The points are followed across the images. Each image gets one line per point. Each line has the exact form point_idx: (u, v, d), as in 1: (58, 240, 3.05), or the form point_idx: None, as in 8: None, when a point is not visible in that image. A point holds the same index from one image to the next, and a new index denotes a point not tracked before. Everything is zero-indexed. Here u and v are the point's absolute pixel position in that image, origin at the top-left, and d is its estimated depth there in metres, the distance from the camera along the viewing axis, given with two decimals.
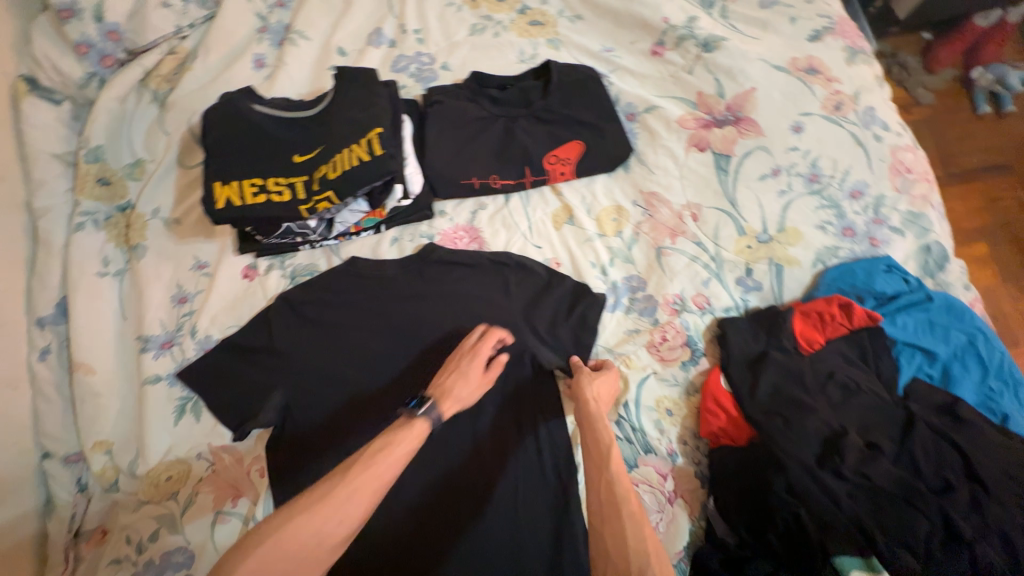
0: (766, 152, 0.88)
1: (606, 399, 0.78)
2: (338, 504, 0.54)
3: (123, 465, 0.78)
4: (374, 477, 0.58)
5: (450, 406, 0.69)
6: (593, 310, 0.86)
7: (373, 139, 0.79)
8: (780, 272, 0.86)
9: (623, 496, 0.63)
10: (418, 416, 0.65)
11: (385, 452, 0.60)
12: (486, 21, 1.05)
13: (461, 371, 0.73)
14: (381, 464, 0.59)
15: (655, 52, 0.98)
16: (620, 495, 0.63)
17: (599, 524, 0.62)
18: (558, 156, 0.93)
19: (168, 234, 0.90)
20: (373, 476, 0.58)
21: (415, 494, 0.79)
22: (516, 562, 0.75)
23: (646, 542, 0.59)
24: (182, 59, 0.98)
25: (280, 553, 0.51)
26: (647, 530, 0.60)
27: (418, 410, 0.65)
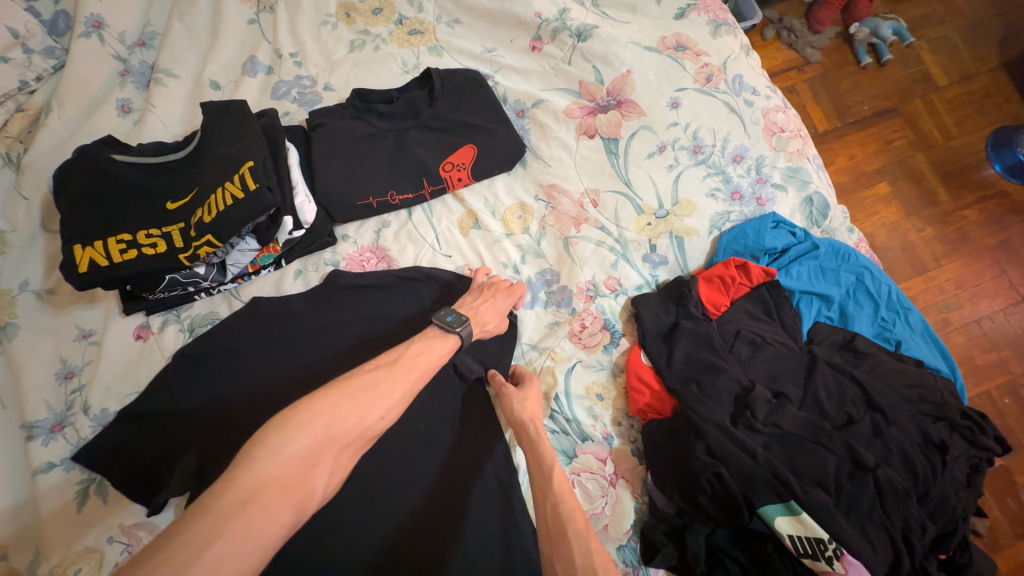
0: (650, 130, 0.90)
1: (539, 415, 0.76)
2: (390, 386, 0.62)
3: (21, 568, 0.71)
4: (419, 371, 0.66)
5: (478, 328, 0.77)
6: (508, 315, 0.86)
7: (245, 173, 0.75)
8: (681, 244, 0.89)
9: (568, 514, 0.61)
10: (454, 332, 0.72)
11: (424, 354, 0.68)
12: (364, 36, 1.02)
13: (492, 299, 0.81)
14: (422, 362, 0.67)
15: (535, 47, 0.98)
16: (566, 514, 0.61)
17: (549, 551, 0.60)
18: (454, 163, 0.92)
19: (43, 308, 0.83)
20: (418, 369, 0.66)
21: (376, 541, 0.73)
22: None
23: (595, 558, 0.57)
24: (33, 115, 0.91)
25: (344, 425, 0.56)
26: (595, 545, 0.58)
27: (456, 326, 0.73)
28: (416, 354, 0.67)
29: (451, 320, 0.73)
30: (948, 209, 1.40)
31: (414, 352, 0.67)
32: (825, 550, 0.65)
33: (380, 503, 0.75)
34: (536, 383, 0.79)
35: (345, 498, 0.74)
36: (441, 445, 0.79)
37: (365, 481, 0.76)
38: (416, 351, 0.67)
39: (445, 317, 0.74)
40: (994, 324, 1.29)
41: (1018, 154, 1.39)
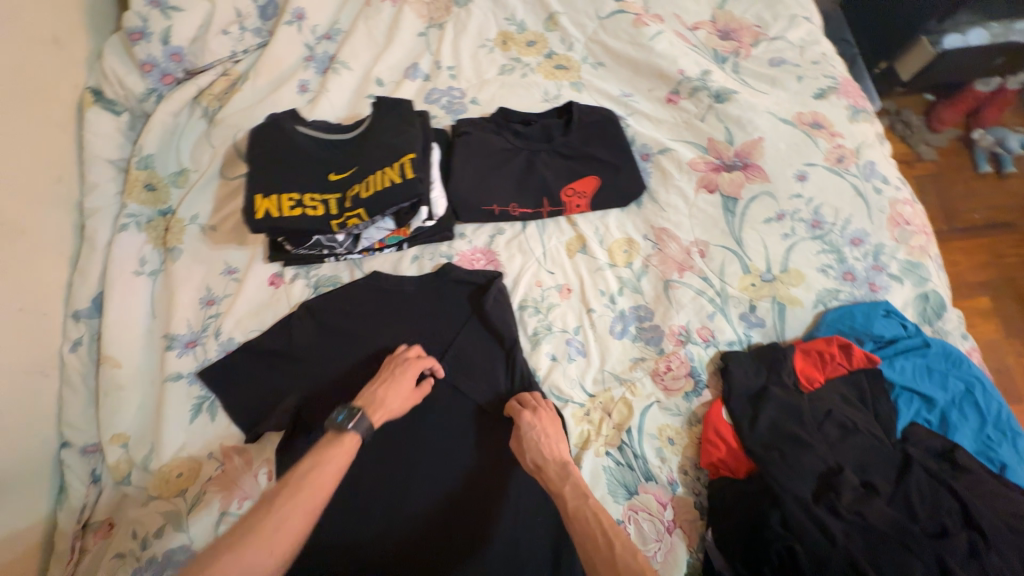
0: (772, 197, 0.92)
1: (554, 441, 0.78)
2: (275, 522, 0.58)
3: (137, 459, 0.80)
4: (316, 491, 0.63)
5: (380, 413, 0.75)
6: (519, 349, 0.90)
7: (406, 163, 0.85)
8: (783, 311, 0.89)
9: (592, 546, 0.64)
10: (348, 431, 0.70)
11: (316, 469, 0.65)
12: (515, 63, 1.13)
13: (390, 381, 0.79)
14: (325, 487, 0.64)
15: (671, 99, 1.04)
16: (591, 546, 0.65)
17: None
18: (575, 189, 0.98)
19: (203, 239, 0.95)
20: (309, 490, 0.62)
21: (438, 498, 0.81)
22: None
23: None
24: (232, 80, 1.06)
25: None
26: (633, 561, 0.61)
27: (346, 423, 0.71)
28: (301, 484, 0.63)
29: (341, 420, 0.71)
30: None
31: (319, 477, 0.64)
32: None
33: (442, 486, 0.82)
34: (528, 417, 0.80)
35: (415, 458, 0.83)
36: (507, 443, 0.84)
37: (439, 463, 0.83)
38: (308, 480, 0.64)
39: (337, 418, 0.71)
40: None
41: None
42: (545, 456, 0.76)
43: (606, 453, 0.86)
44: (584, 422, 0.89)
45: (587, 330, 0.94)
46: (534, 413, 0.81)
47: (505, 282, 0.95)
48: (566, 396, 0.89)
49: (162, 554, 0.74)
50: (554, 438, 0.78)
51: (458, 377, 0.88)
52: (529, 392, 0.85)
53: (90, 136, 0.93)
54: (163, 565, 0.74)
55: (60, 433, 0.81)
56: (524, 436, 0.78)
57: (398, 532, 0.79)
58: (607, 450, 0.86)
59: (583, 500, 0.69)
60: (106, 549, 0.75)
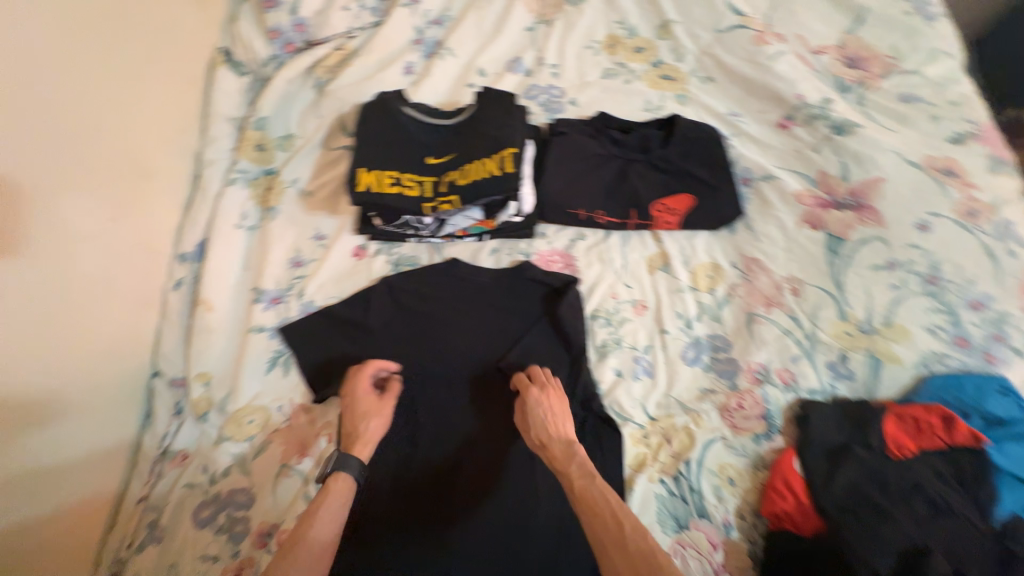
0: (884, 243, 0.85)
1: (560, 420, 0.74)
2: None
3: (216, 399, 0.85)
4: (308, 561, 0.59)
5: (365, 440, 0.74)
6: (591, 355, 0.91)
7: (507, 157, 0.86)
8: (878, 367, 0.82)
9: (595, 528, 0.60)
10: (337, 475, 0.68)
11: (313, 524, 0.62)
12: (620, 68, 1.11)
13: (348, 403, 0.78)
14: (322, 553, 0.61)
15: (782, 124, 0.99)
16: (593, 528, 0.60)
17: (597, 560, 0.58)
18: (666, 205, 0.95)
19: (299, 203, 1.00)
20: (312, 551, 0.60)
21: (485, 496, 0.79)
22: None
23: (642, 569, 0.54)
24: (345, 55, 1.09)
25: None
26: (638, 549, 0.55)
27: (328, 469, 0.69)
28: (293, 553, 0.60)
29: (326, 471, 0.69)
30: None
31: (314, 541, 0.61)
32: None
33: (494, 489, 0.80)
34: (534, 392, 0.78)
35: (469, 450, 0.83)
36: None
37: (494, 464, 0.82)
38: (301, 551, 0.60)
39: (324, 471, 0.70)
40: None
41: None
42: (550, 434, 0.72)
43: (660, 481, 0.83)
44: (642, 444, 0.86)
45: (658, 351, 0.91)
46: (540, 391, 0.79)
47: (580, 288, 0.93)
48: (626, 415, 0.87)
49: (226, 493, 0.79)
50: (560, 416, 0.75)
51: None
52: (537, 366, 0.84)
53: (217, 93, 1.00)
54: (226, 502, 0.78)
55: (154, 363, 0.87)
56: (529, 413, 0.76)
57: (444, 527, 0.77)
58: (661, 477, 0.83)
59: (590, 480, 0.64)
60: (176, 479, 0.81)
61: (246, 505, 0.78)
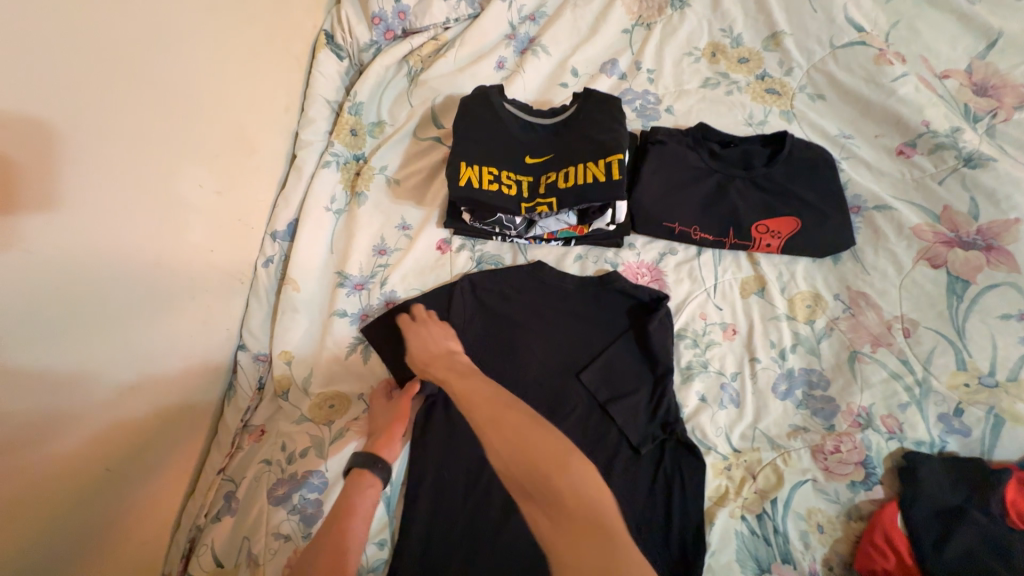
0: (1020, 291, 0.77)
1: (436, 338, 0.83)
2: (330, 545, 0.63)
3: (298, 379, 0.87)
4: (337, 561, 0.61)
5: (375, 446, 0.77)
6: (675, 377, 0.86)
7: (613, 162, 0.82)
8: (999, 426, 0.75)
9: (477, 408, 0.67)
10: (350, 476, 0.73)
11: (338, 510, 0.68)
12: (722, 78, 1.06)
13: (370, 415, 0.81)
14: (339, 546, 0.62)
15: (902, 151, 0.92)
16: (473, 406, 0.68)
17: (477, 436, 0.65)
18: (769, 227, 0.90)
19: (387, 191, 1.00)
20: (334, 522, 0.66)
21: None
22: None
23: (510, 434, 0.62)
24: (439, 46, 1.08)
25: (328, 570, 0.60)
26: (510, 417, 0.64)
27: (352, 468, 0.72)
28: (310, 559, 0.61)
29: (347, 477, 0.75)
30: None
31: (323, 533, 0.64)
32: None
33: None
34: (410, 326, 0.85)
35: None
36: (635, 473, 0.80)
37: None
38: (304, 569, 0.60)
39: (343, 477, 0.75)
40: None
41: None
42: (429, 349, 0.81)
43: (741, 517, 0.79)
44: (723, 476, 0.81)
45: (746, 380, 0.86)
46: (417, 323, 0.85)
47: (669, 305, 0.89)
48: (709, 443, 0.83)
49: (301, 473, 0.79)
50: (438, 337, 0.83)
51: (601, 391, 0.85)
52: (417, 302, 0.88)
53: (317, 75, 1.01)
54: (301, 483, 0.78)
55: (241, 336, 0.89)
56: (416, 339, 0.83)
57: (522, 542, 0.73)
58: (743, 513, 0.79)
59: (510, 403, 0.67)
60: (255, 454, 0.82)
61: (320, 488, 0.78)
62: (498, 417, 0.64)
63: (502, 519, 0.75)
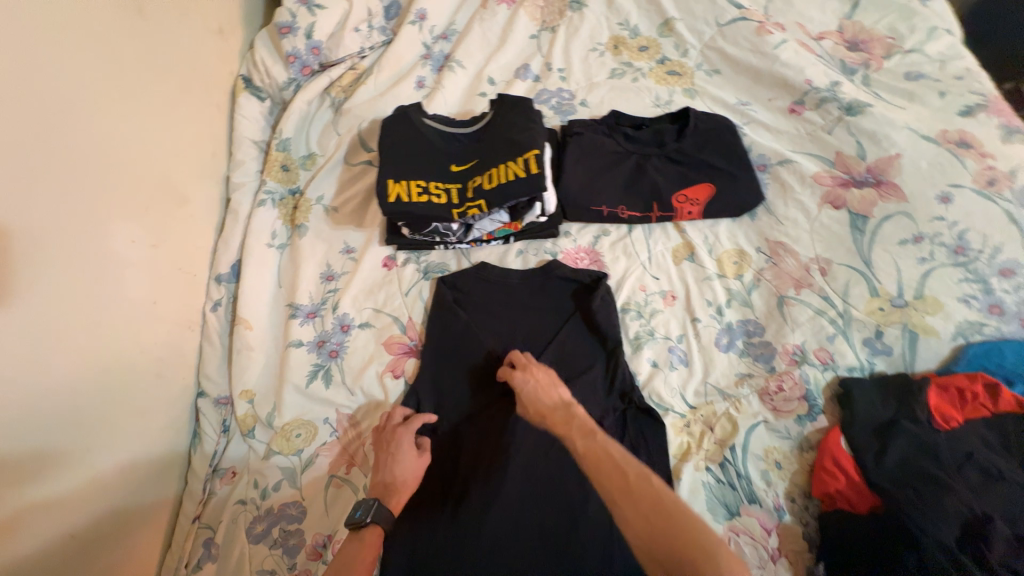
0: (909, 218, 0.86)
1: (553, 390, 0.81)
2: None
3: (262, 416, 0.87)
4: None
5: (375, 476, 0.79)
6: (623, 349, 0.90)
7: (530, 158, 0.87)
8: (914, 340, 0.83)
9: (603, 461, 0.68)
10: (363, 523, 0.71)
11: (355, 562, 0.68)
12: (626, 67, 1.13)
13: (391, 458, 0.79)
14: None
15: (793, 110, 1.01)
16: (599, 460, 0.68)
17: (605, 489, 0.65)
18: (687, 196, 0.97)
19: (326, 219, 1.02)
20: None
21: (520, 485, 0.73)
22: None
23: (633, 491, 0.63)
24: (358, 74, 1.13)
25: None
26: (634, 484, 0.63)
27: (365, 520, 0.71)
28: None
29: (359, 514, 0.72)
30: None
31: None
32: None
33: (552, 495, 0.72)
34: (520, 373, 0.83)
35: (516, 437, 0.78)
36: None
37: (541, 466, 0.74)
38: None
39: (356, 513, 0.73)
40: None
41: None
42: (547, 400, 0.80)
43: (706, 468, 0.83)
44: (684, 434, 0.86)
45: (691, 340, 0.91)
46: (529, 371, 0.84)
47: (609, 283, 0.95)
48: (666, 404, 0.87)
49: (279, 507, 0.80)
50: (549, 384, 0.82)
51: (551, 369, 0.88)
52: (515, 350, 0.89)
53: (240, 119, 1.04)
54: (279, 517, 0.79)
55: (198, 383, 0.89)
56: (523, 393, 0.82)
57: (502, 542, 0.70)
58: (708, 465, 0.84)
59: (592, 438, 0.72)
60: (228, 497, 0.82)
61: (298, 518, 0.79)
62: (621, 477, 0.65)
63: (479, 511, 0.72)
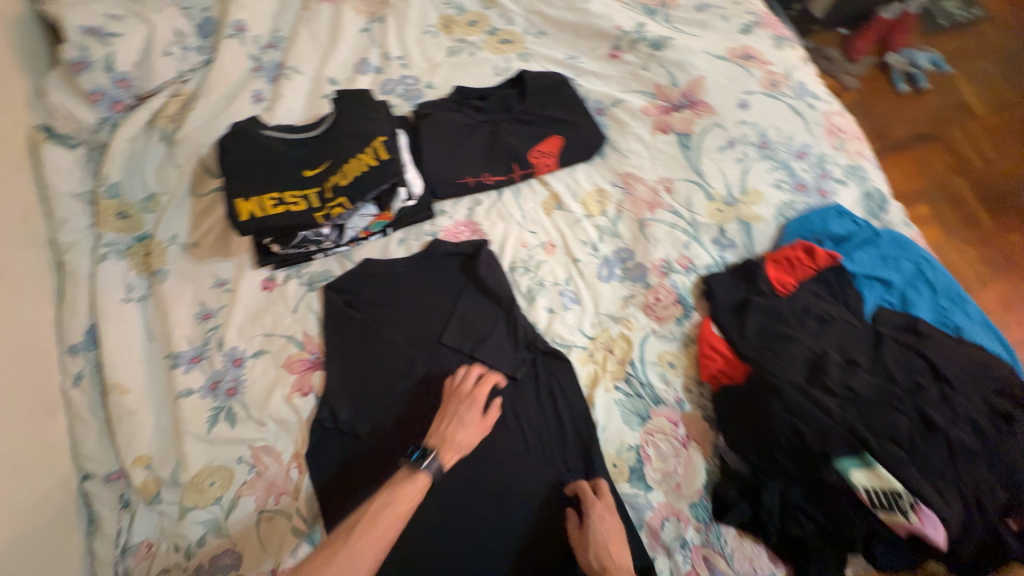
0: (721, 127, 1.00)
1: (623, 549, 0.75)
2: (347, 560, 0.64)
3: (165, 477, 0.81)
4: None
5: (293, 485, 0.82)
6: (518, 305, 0.95)
7: (379, 146, 0.90)
8: (748, 229, 0.97)
9: None
10: (420, 470, 0.73)
11: (391, 508, 0.69)
12: (461, 44, 1.17)
13: (458, 416, 0.81)
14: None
15: (613, 55, 1.11)
16: None
17: None
18: (541, 151, 1.03)
19: (187, 257, 0.96)
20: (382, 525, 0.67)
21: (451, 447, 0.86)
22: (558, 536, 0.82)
23: None
24: (185, 100, 1.05)
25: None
26: None
27: (421, 464, 0.73)
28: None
29: (416, 458, 0.74)
30: (993, 232, 1.43)
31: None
32: (901, 501, 0.69)
33: (481, 471, 0.84)
34: (596, 504, 0.79)
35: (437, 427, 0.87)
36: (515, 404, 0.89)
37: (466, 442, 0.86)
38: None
39: (411, 454, 0.74)
40: None
41: None
42: (613, 559, 0.74)
43: (616, 387, 0.91)
44: (590, 363, 0.93)
45: (577, 280, 0.99)
46: (607, 513, 0.78)
47: (491, 248, 0.99)
48: (569, 342, 0.94)
49: (210, 560, 0.76)
50: (620, 539, 0.76)
51: (456, 341, 0.91)
52: (602, 479, 0.83)
53: (48, 171, 0.91)
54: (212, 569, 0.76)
55: (78, 466, 0.80)
56: (591, 536, 0.76)
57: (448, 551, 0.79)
58: (616, 385, 0.91)
59: None
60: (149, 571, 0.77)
61: (236, 564, 0.77)
62: None
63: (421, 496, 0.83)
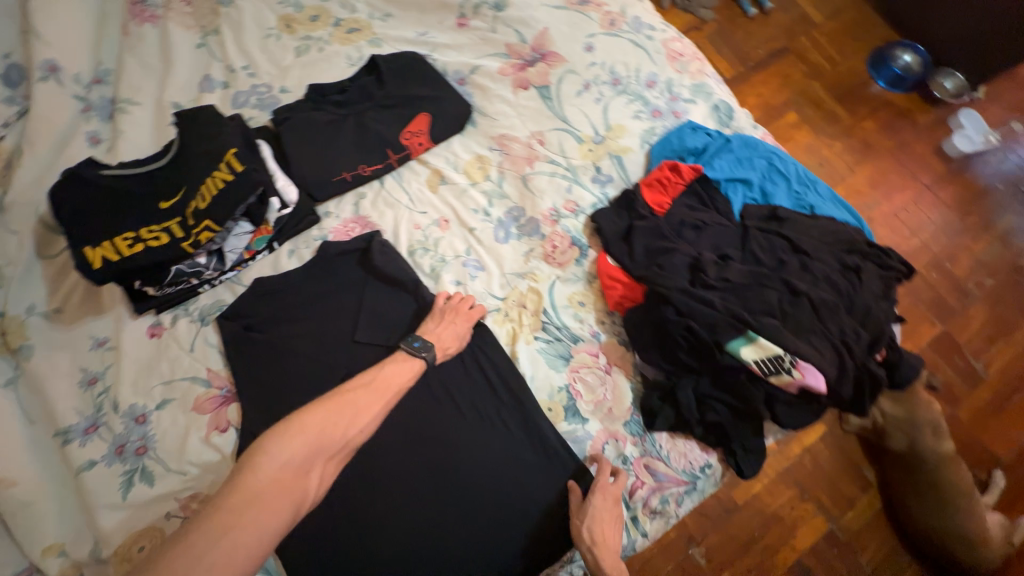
0: (574, 73, 1.05)
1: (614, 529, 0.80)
2: (365, 404, 0.73)
3: (85, 557, 0.76)
4: (324, 438, 0.67)
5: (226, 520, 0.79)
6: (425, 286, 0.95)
7: (231, 160, 0.87)
8: (620, 161, 1.03)
9: None
10: (419, 356, 0.82)
11: (393, 377, 0.78)
12: (307, 41, 1.13)
13: (452, 326, 0.89)
14: (340, 426, 0.69)
15: (461, 23, 1.12)
16: None
17: None
18: (412, 131, 1.03)
19: (52, 326, 0.87)
20: (388, 392, 0.76)
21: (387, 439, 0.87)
22: (511, 497, 0.84)
23: None
24: (6, 159, 0.95)
25: (332, 423, 0.69)
26: None
27: (419, 352, 0.82)
28: (246, 468, 0.62)
29: (415, 346, 0.83)
30: (850, 124, 1.61)
31: (309, 417, 0.68)
32: (784, 363, 0.79)
33: (423, 459, 0.86)
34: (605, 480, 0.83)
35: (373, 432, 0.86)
36: (443, 382, 0.90)
37: (401, 437, 0.87)
38: (271, 452, 0.64)
39: (411, 342, 0.83)
40: (908, 214, 1.49)
41: (893, 69, 1.64)
42: (602, 533, 0.79)
43: (536, 338, 0.94)
44: (507, 322, 0.95)
45: (477, 247, 1.00)
46: (612, 498, 0.82)
47: (385, 237, 0.99)
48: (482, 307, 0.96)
49: None
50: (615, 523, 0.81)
51: (370, 335, 0.90)
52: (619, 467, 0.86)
53: None
54: None
55: None
56: (593, 509, 0.80)
57: (404, 547, 0.81)
58: (536, 336, 0.94)
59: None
60: None
61: None
62: None
63: (370, 493, 0.84)
